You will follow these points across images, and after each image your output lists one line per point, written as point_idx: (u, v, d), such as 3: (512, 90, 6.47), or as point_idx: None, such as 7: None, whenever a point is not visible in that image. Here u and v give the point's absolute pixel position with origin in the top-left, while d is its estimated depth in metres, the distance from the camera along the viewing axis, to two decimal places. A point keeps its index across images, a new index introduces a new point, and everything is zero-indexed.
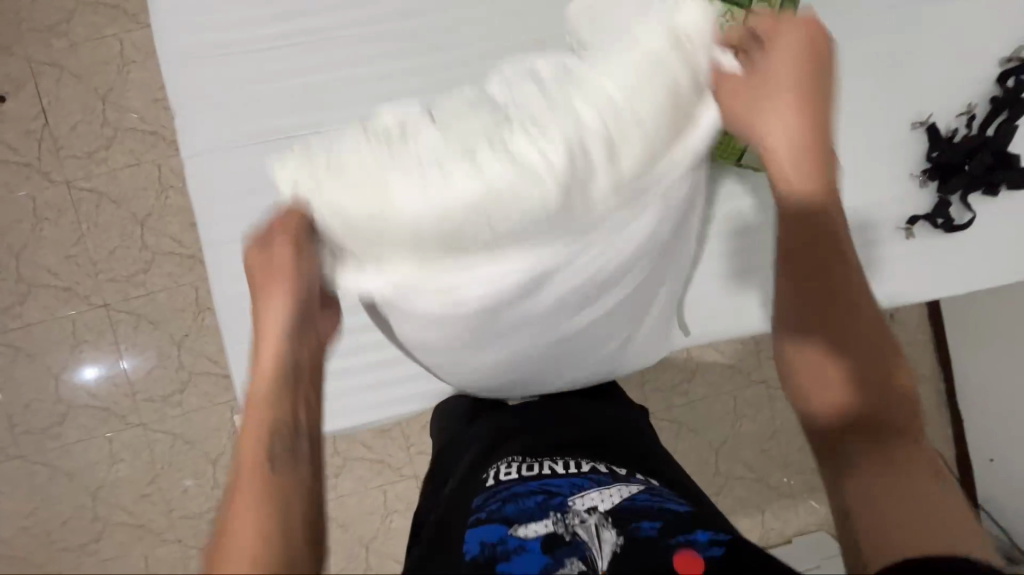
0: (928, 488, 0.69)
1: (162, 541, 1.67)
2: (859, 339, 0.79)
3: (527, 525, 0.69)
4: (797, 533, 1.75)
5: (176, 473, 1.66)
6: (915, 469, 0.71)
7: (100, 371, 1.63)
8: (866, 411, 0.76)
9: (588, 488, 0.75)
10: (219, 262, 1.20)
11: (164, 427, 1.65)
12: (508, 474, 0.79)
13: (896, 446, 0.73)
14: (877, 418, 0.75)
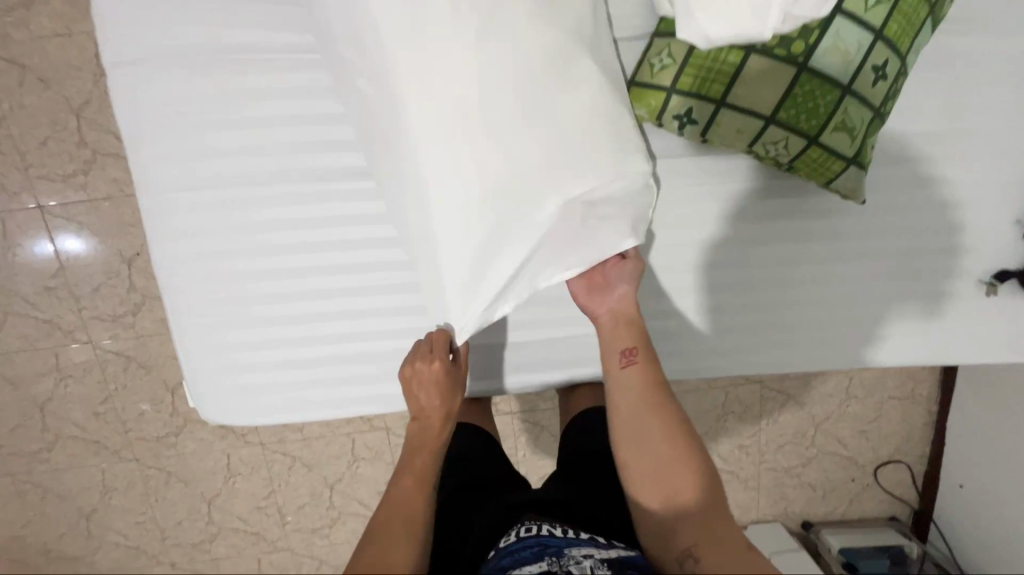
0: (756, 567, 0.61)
1: (119, 458, 1.61)
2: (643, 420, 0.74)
3: (522, 568, 0.61)
4: (753, 521, 1.79)
5: (131, 396, 1.55)
6: (722, 544, 0.64)
7: (49, 246, 1.42)
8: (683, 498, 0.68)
9: (585, 546, 0.65)
10: (162, 213, 0.84)
11: (115, 348, 1.51)
12: (508, 537, 0.68)
13: (712, 521, 0.66)
14: (691, 495, 0.69)
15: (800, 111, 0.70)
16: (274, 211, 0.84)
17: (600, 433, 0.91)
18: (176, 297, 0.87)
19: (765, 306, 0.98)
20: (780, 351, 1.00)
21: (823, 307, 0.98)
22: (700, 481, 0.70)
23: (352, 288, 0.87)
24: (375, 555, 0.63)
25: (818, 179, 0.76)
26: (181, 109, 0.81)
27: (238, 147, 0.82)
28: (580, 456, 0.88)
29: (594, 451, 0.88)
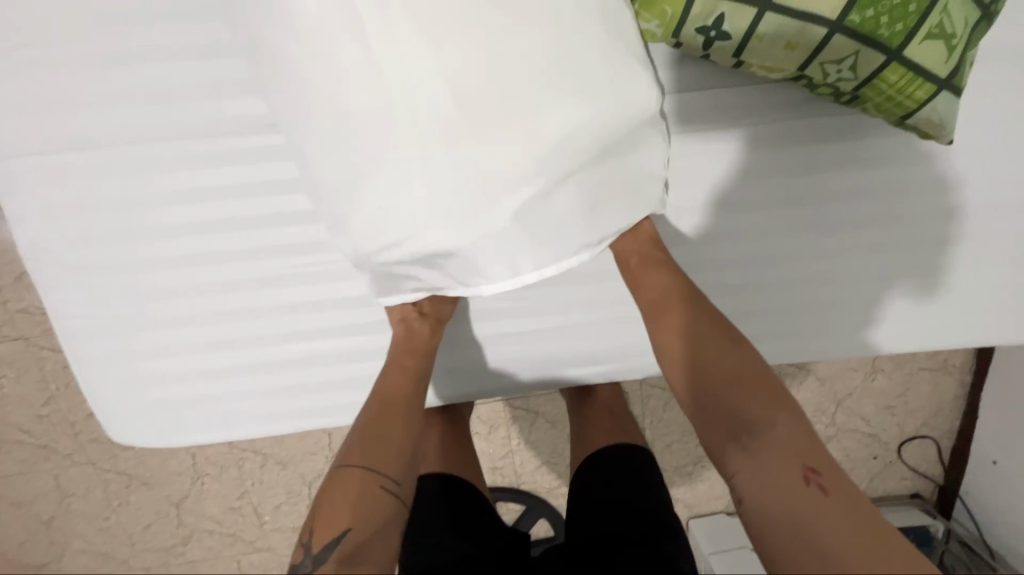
0: (806, 493, 0.49)
1: (73, 462, 1.46)
2: (668, 303, 0.62)
3: None
4: None
5: (77, 395, 1.39)
6: (769, 465, 0.51)
7: None
8: (719, 408, 0.55)
9: None
10: (24, 185, 0.64)
11: (52, 343, 1.33)
12: None
13: (759, 429, 0.53)
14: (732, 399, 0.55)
15: (882, 10, 0.49)
16: (169, 179, 0.65)
17: (615, 487, 0.71)
18: (55, 295, 0.68)
19: (790, 283, 0.76)
20: (803, 335, 0.79)
21: (863, 281, 0.77)
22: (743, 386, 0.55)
23: (276, 274, 0.69)
24: (365, 433, 0.59)
25: (891, 113, 0.56)
26: (32, 42, 0.60)
27: (118, 94, 0.62)
28: (591, 516, 0.69)
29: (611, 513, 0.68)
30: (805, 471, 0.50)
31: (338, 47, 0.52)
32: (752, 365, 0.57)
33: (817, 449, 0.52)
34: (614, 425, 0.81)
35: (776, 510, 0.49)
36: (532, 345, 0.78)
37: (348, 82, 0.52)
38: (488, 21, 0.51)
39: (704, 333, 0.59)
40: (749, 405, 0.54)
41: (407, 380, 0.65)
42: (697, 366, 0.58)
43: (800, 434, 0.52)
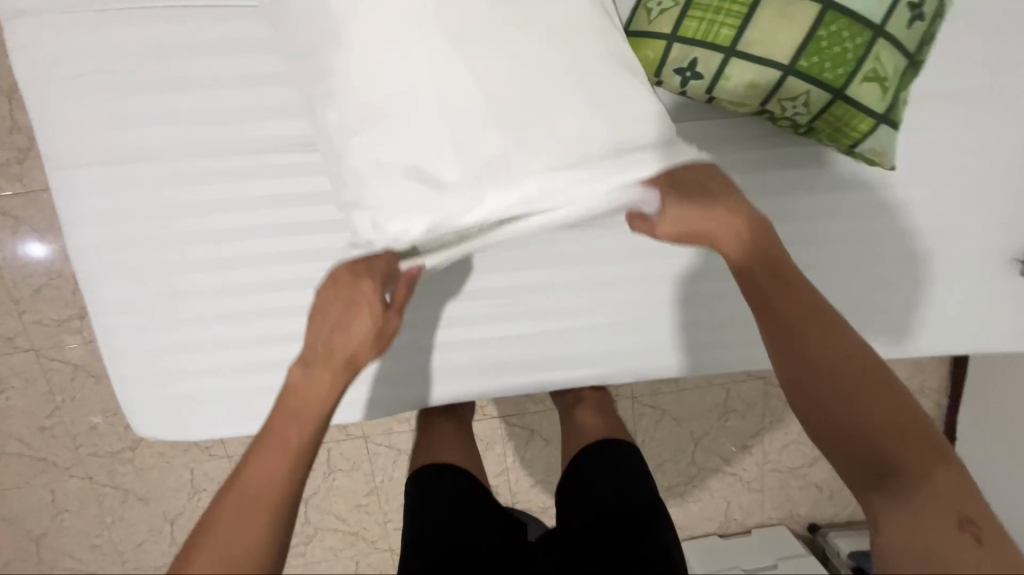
0: (960, 549, 0.43)
1: (70, 476, 1.47)
2: (790, 312, 0.56)
3: None
4: (757, 525, 1.69)
5: (82, 407, 1.41)
6: (921, 513, 0.45)
7: None
8: (863, 445, 0.49)
9: None
10: (78, 194, 0.71)
11: (62, 355, 1.37)
12: None
13: (908, 469, 0.47)
14: (873, 429, 0.49)
15: (825, 58, 0.59)
16: (209, 190, 0.72)
17: (615, 471, 0.76)
18: (97, 294, 0.74)
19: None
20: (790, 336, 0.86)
21: (847, 299, 0.83)
22: (890, 423, 0.49)
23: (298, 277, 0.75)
24: (263, 449, 0.53)
25: (841, 143, 0.66)
26: (100, 68, 0.69)
27: (170, 115, 0.70)
28: (584, 499, 0.74)
29: (615, 492, 0.73)
30: (962, 522, 0.44)
31: (388, 56, 0.61)
32: (901, 402, 0.50)
33: (976, 501, 0.45)
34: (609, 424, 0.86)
35: (931, 569, 0.43)
36: (530, 349, 0.85)
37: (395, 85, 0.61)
38: (515, 46, 0.61)
39: (837, 352, 0.53)
40: (896, 445, 0.48)
41: (283, 470, 0.53)
42: (832, 396, 0.51)
43: (962, 486, 0.46)
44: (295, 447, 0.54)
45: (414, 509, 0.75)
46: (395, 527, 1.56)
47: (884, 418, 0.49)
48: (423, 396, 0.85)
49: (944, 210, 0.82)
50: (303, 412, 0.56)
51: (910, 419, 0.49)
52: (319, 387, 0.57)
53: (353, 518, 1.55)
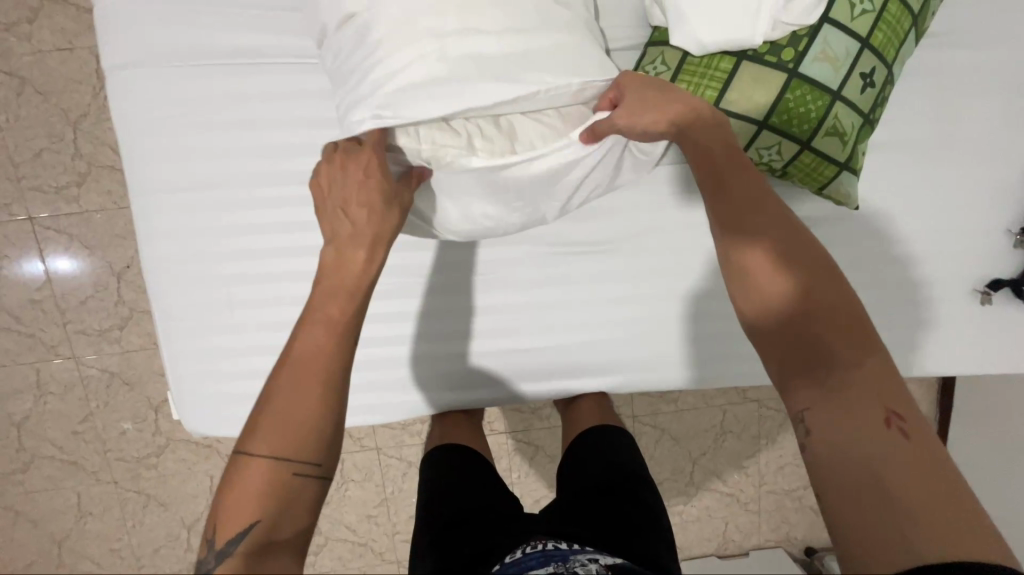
0: (872, 426, 0.53)
1: (96, 480, 1.54)
2: (761, 228, 0.64)
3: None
4: (755, 547, 1.73)
5: (113, 414, 1.50)
6: (856, 405, 0.54)
7: (37, 266, 1.40)
8: (816, 348, 0.58)
9: (590, 550, 0.66)
10: (154, 215, 0.83)
11: (99, 363, 1.46)
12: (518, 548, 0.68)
13: (842, 363, 0.57)
14: (812, 332, 0.59)
15: (793, 116, 0.71)
16: (267, 213, 0.84)
17: (604, 447, 0.86)
18: (161, 303, 0.85)
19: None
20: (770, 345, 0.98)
21: None
22: (835, 327, 0.58)
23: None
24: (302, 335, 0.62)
25: (811, 185, 0.77)
26: (183, 109, 0.81)
27: (237, 150, 0.82)
28: (580, 472, 0.84)
29: (604, 465, 0.83)
30: (889, 414, 0.53)
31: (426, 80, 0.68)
32: (850, 310, 0.59)
33: (902, 396, 0.55)
34: (603, 411, 0.94)
35: (853, 450, 0.52)
36: (538, 361, 0.95)
37: (433, 101, 0.67)
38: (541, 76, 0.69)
39: (796, 263, 0.61)
40: (842, 347, 0.57)
41: (330, 340, 0.61)
42: (795, 300, 0.60)
43: (887, 382, 0.55)
44: (338, 320, 0.63)
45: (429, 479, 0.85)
46: (402, 538, 1.62)
47: (834, 324, 0.58)
48: (442, 402, 0.95)
49: (911, 243, 0.92)
50: (337, 287, 0.65)
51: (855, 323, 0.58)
52: (355, 264, 0.66)
53: (363, 528, 1.60)
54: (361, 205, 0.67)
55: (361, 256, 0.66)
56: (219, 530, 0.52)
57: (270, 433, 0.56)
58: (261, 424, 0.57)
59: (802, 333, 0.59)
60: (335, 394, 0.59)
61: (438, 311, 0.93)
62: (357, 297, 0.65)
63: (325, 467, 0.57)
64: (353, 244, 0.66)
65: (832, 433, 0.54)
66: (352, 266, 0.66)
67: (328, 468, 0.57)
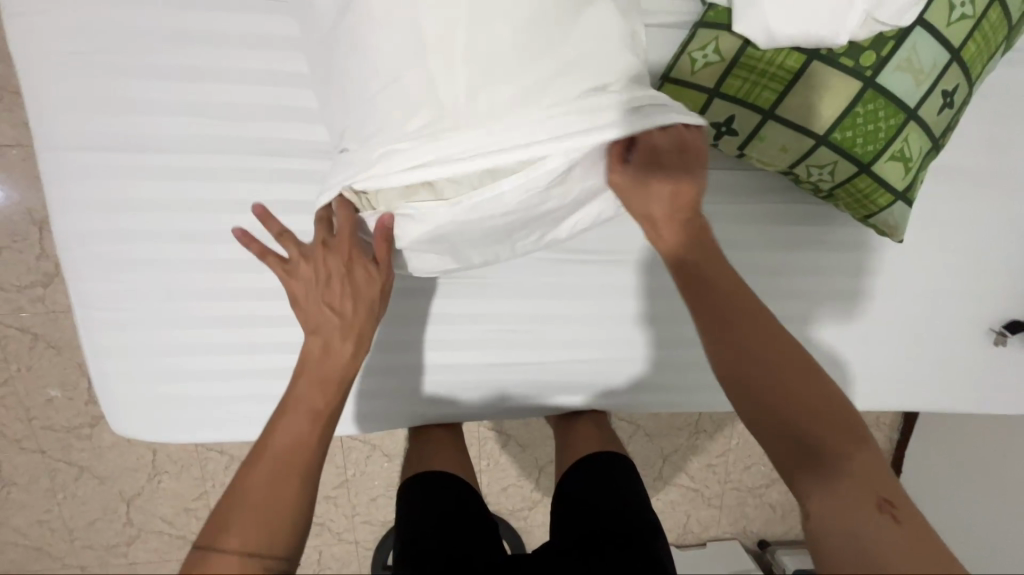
0: (868, 519, 0.49)
1: (20, 449, 1.35)
2: (728, 311, 0.60)
3: None
4: (712, 538, 1.77)
5: (37, 379, 1.28)
6: (844, 492, 0.51)
7: None
8: (792, 434, 0.55)
9: None
10: (73, 175, 0.66)
11: (18, 322, 1.22)
12: None
13: (828, 453, 0.53)
14: (793, 417, 0.55)
15: (858, 133, 0.60)
16: (219, 187, 0.68)
17: (603, 479, 0.83)
18: (82, 285, 0.70)
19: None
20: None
21: (847, 342, 0.87)
22: (810, 412, 0.55)
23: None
24: (275, 427, 0.59)
25: (856, 211, 0.68)
26: (119, 45, 0.63)
27: (185, 105, 0.65)
28: (577, 510, 0.80)
29: (607, 503, 0.79)
30: (882, 502, 0.50)
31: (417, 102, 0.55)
32: (825, 394, 0.56)
33: (889, 478, 0.52)
34: (599, 436, 0.90)
35: (852, 540, 0.49)
36: (524, 374, 0.88)
37: (421, 139, 0.55)
38: (560, 95, 0.56)
39: (761, 344, 0.58)
40: (819, 431, 0.54)
41: (312, 432, 0.60)
42: (770, 386, 0.57)
43: (878, 468, 0.52)
44: (320, 406, 0.61)
45: (412, 517, 0.80)
46: (362, 521, 1.54)
47: (807, 406, 0.55)
48: (418, 414, 0.88)
49: (940, 277, 0.85)
50: (320, 380, 0.62)
51: (836, 406, 0.55)
52: (338, 358, 0.62)
53: (322, 509, 1.52)
54: (348, 294, 0.62)
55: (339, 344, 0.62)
56: None
57: (244, 529, 0.53)
58: (233, 516, 0.54)
59: (780, 419, 0.55)
60: (309, 491, 0.57)
61: (418, 313, 0.84)
62: (342, 389, 0.63)
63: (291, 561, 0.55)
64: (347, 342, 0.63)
65: (836, 530, 0.50)
66: (337, 358, 0.62)
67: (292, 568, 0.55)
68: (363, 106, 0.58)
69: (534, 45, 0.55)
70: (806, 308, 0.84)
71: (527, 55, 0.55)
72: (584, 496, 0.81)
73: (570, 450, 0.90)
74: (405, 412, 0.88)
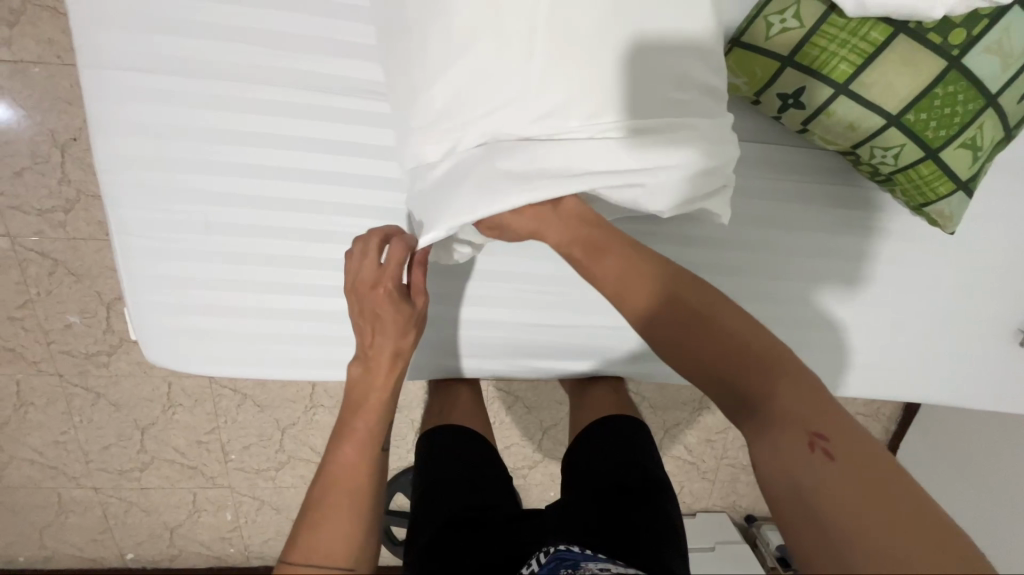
0: (796, 453, 0.47)
1: (38, 372, 1.37)
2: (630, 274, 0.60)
3: None
4: (702, 509, 1.83)
5: (57, 305, 1.28)
6: (771, 436, 0.49)
7: None
8: (722, 387, 0.54)
9: (602, 559, 0.64)
10: (117, 94, 0.64)
11: (39, 247, 1.20)
12: (528, 563, 0.66)
13: (752, 397, 0.51)
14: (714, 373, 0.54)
15: (932, 116, 0.58)
16: (265, 122, 0.67)
17: (616, 442, 0.84)
18: (120, 211, 0.69)
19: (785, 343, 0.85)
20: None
21: (873, 330, 0.87)
22: (725, 360, 0.54)
23: (330, 231, 0.72)
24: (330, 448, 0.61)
25: (912, 199, 0.67)
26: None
27: (235, 30, 0.63)
28: (589, 471, 0.81)
29: (618, 467, 0.81)
30: (809, 434, 0.47)
31: (487, 78, 0.57)
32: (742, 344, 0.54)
33: (820, 407, 0.49)
34: (616, 400, 0.91)
35: (787, 476, 0.47)
36: (550, 335, 0.89)
37: (486, 124, 0.58)
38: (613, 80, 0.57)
39: (659, 302, 0.58)
40: (740, 378, 0.53)
41: (361, 461, 0.61)
42: (682, 344, 0.56)
43: (803, 398, 0.49)
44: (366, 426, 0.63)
45: (429, 466, 0.82)
46: None
47: (724, 358, 0.54)
48: (442, 368, 0.89)
49: (975, 274, 0.84)
50: (365, 402, 0.64)
51: (749, 343, 0.54)
52: (380, 380, 0.64)
53: None
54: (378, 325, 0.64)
55: (383, 372, 0.64)
56: None
57: (313, 542, 0.56)
58: (301, 532, 0.57)
59: (705, 373, 0.55)
60: (366, 512, 0.59)
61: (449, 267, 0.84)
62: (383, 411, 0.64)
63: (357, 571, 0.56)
64: (387, 359, 0.64)
65: (775, 476, 0.47)
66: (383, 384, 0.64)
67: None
68: (430, 57, 0.58)
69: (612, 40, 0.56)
70: (836, 294, 0.84)
71: (602, 45, 0.56)
72: (596, 460, 0.83)
73: (586, 413, 0.91)
74: (429, 362, 0.89)
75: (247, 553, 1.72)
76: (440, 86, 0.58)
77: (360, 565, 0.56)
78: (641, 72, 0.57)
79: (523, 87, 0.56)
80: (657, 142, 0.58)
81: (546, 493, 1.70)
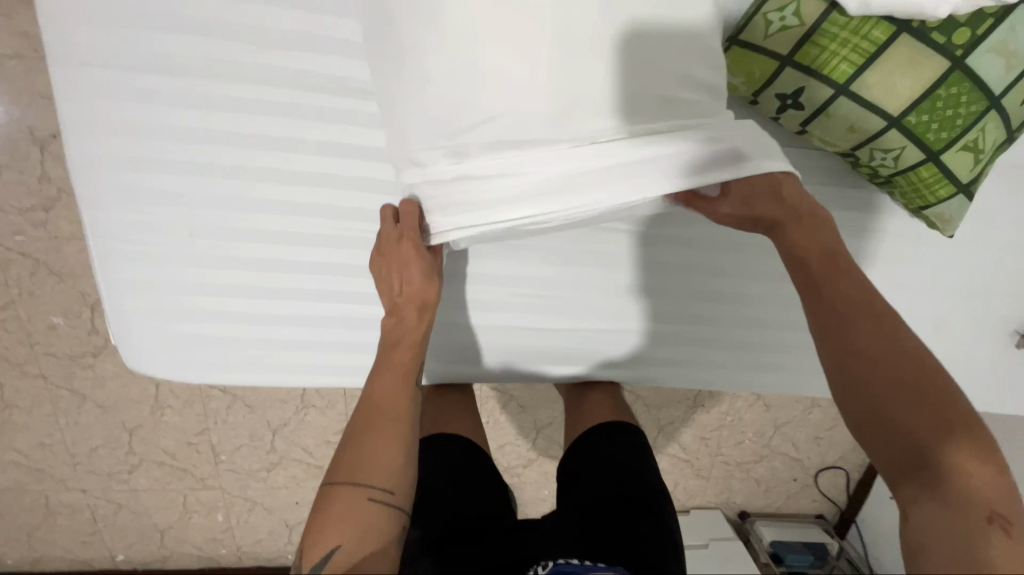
0: (972, 524, 0.45)
1: (23, 373, 1.34)
2: (842, 307, 0.56)
3: None
4: (696, 507, 1.83)
5: (40, 305, 1.24)
6: (950, 503, 0.46)
7: None
8: (904, 440, 0.49)
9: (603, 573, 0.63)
10: (91, 92, 0.61)
11: (20, 246, 1.16)
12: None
13: (949, 460, 0.47)
14: (898, 416, 0.49)
15: (935, 118, 0.57)
16: (248, 122, 0.64)
17: (612, 448, 0.83)
18: (97, 216, 0.67)
19: (754, 343, 0.90)
20: (762, 375, 0.93)
21: None
22: (925, 412, 0.49)
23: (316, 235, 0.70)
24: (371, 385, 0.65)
25: (911, 201, 0.65)
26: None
27: (217, 27, 0.60)
28: (586, 479, 0.80)
29: (616, 473, 0.80)
30: (990, 513, 0.46)
31: (465, 83, 0.55)
32: (943, 390, 0.50)
33: (1008, 492, 0.47)
34: (612, 405, 0.90)
35: (959, 544, 0.45)
36: (542, 339, 0.87)
37: (481, 117, 0.56)
38: (589, 85, 0.55)
39: (865, 328, 0.54)
40: (942, 436, 0.48)
41: (397, 393, 0.65)
42: (892, 373, 0.51)
43: (995, 478, 0.47)
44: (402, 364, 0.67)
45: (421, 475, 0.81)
46: None
47: (932, 407, 0.49)
48: (435, 371, 0.88)
49: (972, 276, 0.83)
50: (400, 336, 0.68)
51: (960, 406, 0.49)
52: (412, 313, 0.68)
53: (321, 453, 1.53)
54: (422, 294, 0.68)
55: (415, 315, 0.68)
56: (307, 556, 0.53)
57: (360, 460, 0.59)
58: (345, 456, 0.60)
59: (890, 412, 0.50)
60: (405, 428, 0.63)
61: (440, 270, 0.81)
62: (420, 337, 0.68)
63: (397, 495, 0.59)
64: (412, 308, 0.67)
65: (943, 542, 0.45)
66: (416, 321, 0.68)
67: (402, 500, 0.59)
68: (415, 57, 0.56)
69: (604, 41, 0.54)
70: None
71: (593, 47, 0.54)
72: (590, 467, 0.82)
73: (582, 419, 0.90)
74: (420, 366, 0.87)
75: (239, 553, 1.71)
76: (433, 79, 0.56)
77: (402, 483, 0.60)
78: (636, 66, 0.55)
79: (500, 95, 0.55)
80: (640, 143, 0.57)
81: (539, 491, 1.70)
